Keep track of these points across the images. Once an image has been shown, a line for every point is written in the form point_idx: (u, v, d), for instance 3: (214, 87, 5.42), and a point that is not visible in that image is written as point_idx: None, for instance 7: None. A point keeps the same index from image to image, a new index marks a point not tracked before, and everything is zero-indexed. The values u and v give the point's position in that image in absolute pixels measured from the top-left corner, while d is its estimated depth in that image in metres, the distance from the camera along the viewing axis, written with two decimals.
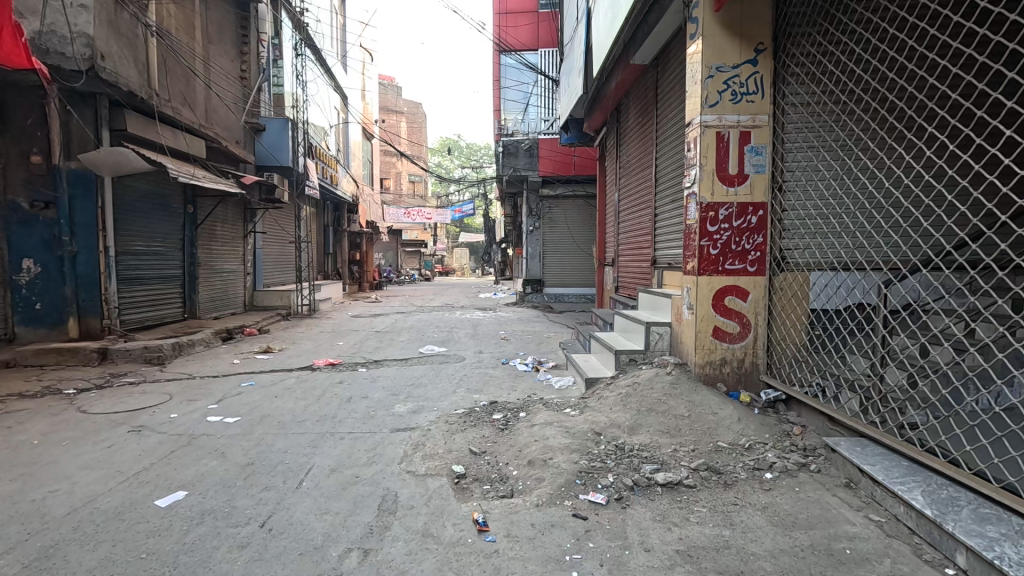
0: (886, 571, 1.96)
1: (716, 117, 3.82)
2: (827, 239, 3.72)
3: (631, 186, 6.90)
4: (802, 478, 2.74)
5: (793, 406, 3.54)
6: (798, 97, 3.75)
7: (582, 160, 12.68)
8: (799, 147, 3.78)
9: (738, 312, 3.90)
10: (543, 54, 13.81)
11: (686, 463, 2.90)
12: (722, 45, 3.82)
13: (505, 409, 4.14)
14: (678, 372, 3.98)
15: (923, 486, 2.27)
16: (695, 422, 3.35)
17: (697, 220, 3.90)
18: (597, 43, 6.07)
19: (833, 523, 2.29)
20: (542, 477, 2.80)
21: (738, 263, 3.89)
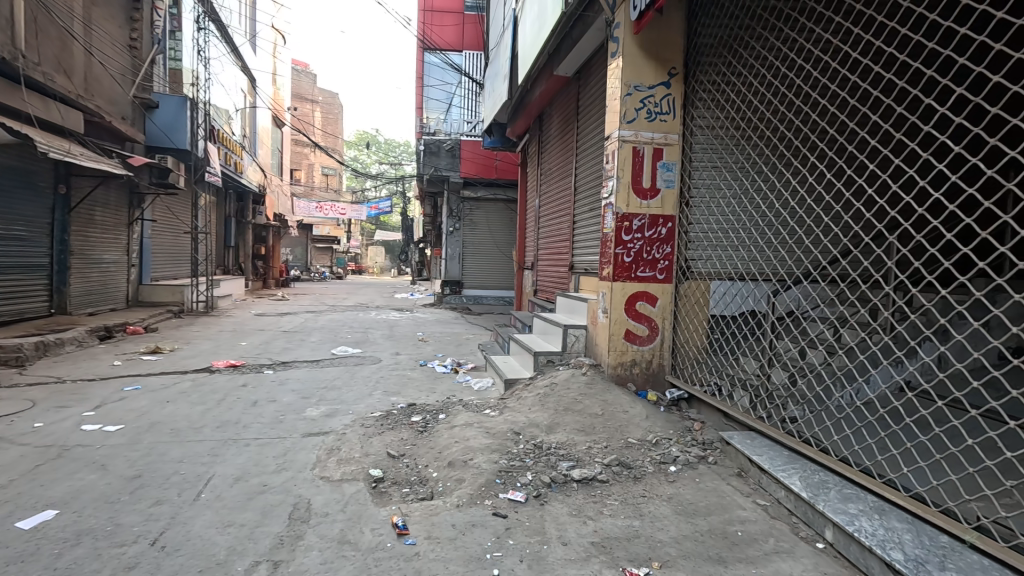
0: (771, 548, 2.20)
1: (633, 132, 4.07)
2: (726, 252, 4.10)
3: (551, 193, 7.11)
4: (701, 469, 2.99)
5: (694, 404, 3.85)
6: (704, 121, 4.09)
7: (505, 164, 12.93)
8: (704, 166, 4.14)
9: (648, 317, 4.17)
10: (468, 56, 13.85)
11: (600, 459, 3.05)
12: (640, 66, 4.08)
13: (424, 411, 4.09)
14: (592, 373, 4.17)
15: (801, 472, 2.59)
16: (608, 420, 3.53)
17: (613, 228, 4.12)
18: (523, 51, 6.20)
19: (727, 509, 2.53)
20: (462, 478, 2.81)
21: (649, 271, 4.16)
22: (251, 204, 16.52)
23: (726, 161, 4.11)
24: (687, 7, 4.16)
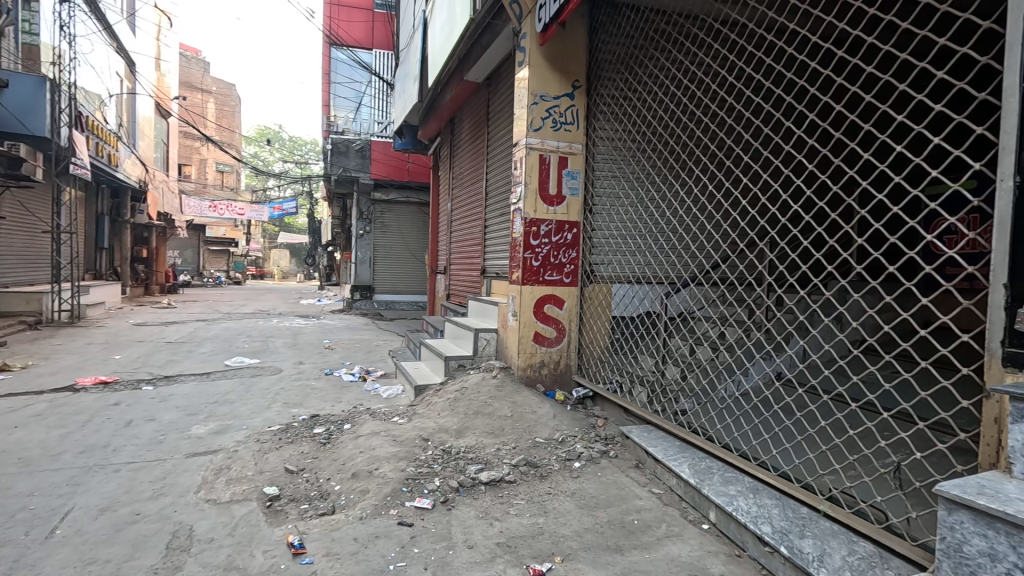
0: (662, 533, 2.36)
1: (539, 141, 4.19)
2: (626, 256, 4.34)
3: (463, 197, 7.12)
4: (602, 463, 3.14)
5: (598, 402, 4.03)
6: (605, 133, 4.32)
7: (417, 167, 12.73)
8: (606, 175, 4.35)
9: (555, 319, 4.31)
10: (378, 55, 13.54)
11: (509, 460, 3.09)
12: (545, 77, 4.21)
13: (328, 422, 3.89)
14: (503, 376, 4.23)
15: (689, 460, 2.81)
16: (516, 421, 3.59)
17: (521, 233, 4.21)
18: (432, 55, 6.17)
19: (626, 499, 2.68)
20: (366, 488, 2.72)
21: (556, 274, 4.30)
22: (129, 201, 14.80)
23: (626, 171, 4.35)
24: (588, 24, 4.36)
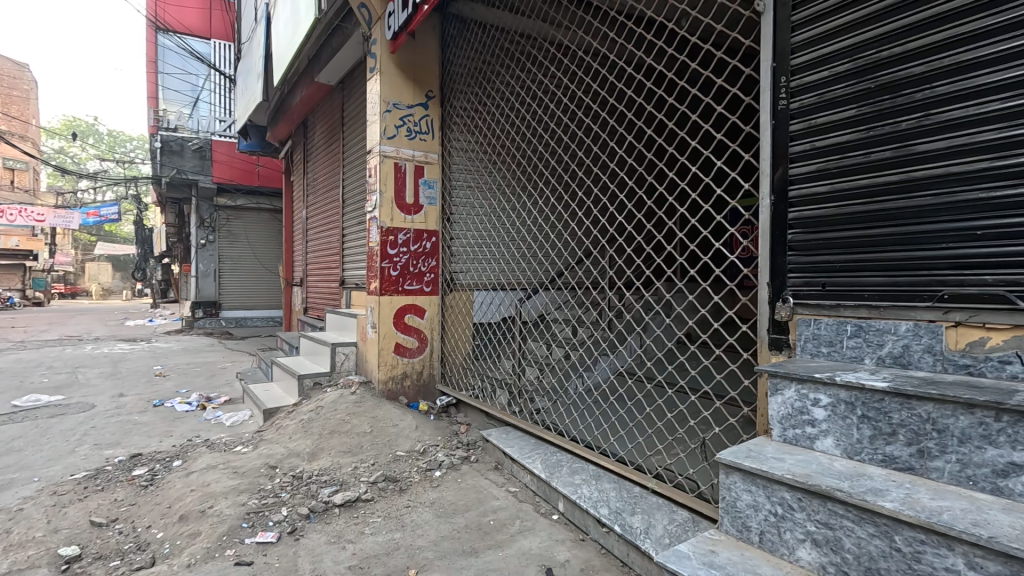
0: (516, 529, 2.47)
1: (394, 148, 4.13)
2: (485, 264, 4.46)
3: (318, 205, 6.75)
4: (462, 469, 3.18)
5: (461, 408, 4.09)
6: (460, 144, 4.41)
7: (268, 171, 11.78)
8: (462, 186, 4.44)
9: (416, 329, 4.27)
10: (217, 46, 12.24)
11: (366, 478, 2.99)
12: (397, 85, 4.18)
13: (152, 461, 3.40)
14: (362, 392, 4.07)
15: (542, 455, 2.98)
16: (376, 436, 3.49)
17: (378, 242, 4.10)
18: (276, 53, 5.76)
19: (483, 501, 2.75)
20: (196, 531, 2.43)
21: (416, 284, 4.27)
22: None
23: (482, 181, 4.48)
24: (439, 36, 4.42)
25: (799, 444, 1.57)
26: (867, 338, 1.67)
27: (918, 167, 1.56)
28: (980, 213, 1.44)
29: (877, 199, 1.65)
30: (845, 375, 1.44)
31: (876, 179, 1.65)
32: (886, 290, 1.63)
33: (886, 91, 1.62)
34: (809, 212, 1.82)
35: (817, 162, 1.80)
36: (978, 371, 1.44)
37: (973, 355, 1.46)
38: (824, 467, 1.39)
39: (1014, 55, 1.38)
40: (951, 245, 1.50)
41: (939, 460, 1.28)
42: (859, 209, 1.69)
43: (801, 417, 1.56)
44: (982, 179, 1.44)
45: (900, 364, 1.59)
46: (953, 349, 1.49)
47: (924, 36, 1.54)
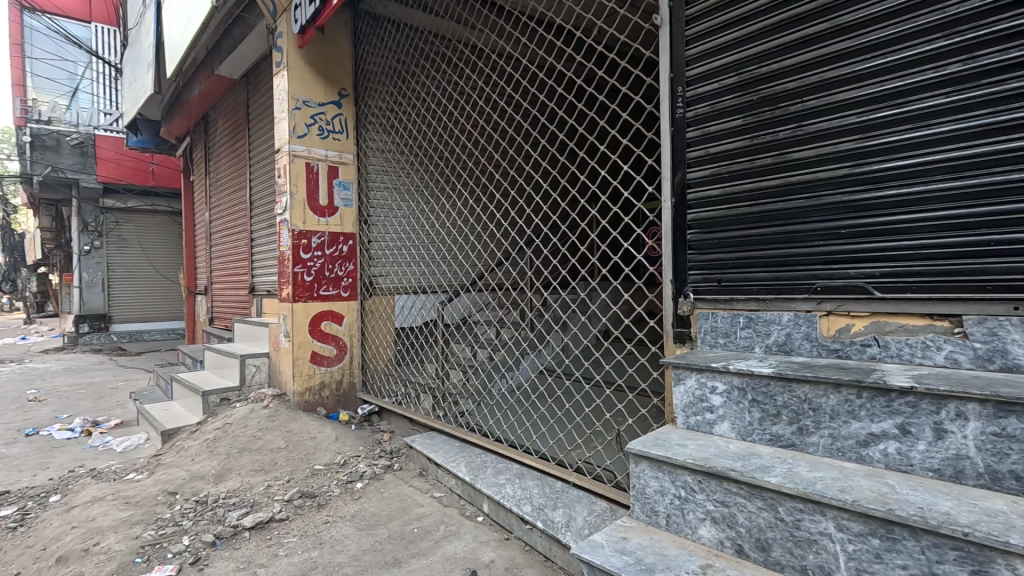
0: (441, 535, 2.44)
1: (305, 148, 3.94)
2: (405, 267, 4.36)
3: (222, 207, 6.28)
4: (385, 478, 3.09)
5: (384, 416, 3.97)
6: (376, 144, 4.28)
7: (164, 169, 10.76)
8: (379, 187, 4.31)
9: (334, 336, 4.10)
10: (98, 31, 11.07)
11: (280, 496, 2.82)
12: (307, 82, 3.98)
13: (24, 498, 2.99)
14: (275, 406, 3.84)
15: (467, 457, 2.97)
16: (292, 451, 3.30)
17: (289, 246, 3.88)
18: (169, 42, 5.29)
19: (407, 510, 2.69)
20: (78, 573, 2.16)
21: (332, 289, 4.09)
22: None
23: (399, 183, 4.38)
24: (351, 32, 4.27)
25: (699, 430, 1.68)
26: (756, 328, 1.83)
27: (794, 173, 1.72)
28: (844, 214, 1.62)
29: (761, 201, 1.81)
30: (737, 364, 1.56)
31: (760, 183, 1.81)
32: (769, 284, 1.80)
33: (766, 103, 1.78)
34: (705, 213, 1.97)
35: (711, 166, 1.94)
36: (845, 353, 1.62)
37: (841, 340, 1.64)
38: (721, 450, 1.50)
39: (867, 76, 1.56)
40: (823, 243, 1.67)
41: (815, 435, 1.43)
42: (746, 211, 1.85)
43: (701, 404, 1.67)
44: (845, 184, 1.62)
45: (784, 351, 1.75)
46: (826, 335, 1.67)
47: (796, 55, 1.70)
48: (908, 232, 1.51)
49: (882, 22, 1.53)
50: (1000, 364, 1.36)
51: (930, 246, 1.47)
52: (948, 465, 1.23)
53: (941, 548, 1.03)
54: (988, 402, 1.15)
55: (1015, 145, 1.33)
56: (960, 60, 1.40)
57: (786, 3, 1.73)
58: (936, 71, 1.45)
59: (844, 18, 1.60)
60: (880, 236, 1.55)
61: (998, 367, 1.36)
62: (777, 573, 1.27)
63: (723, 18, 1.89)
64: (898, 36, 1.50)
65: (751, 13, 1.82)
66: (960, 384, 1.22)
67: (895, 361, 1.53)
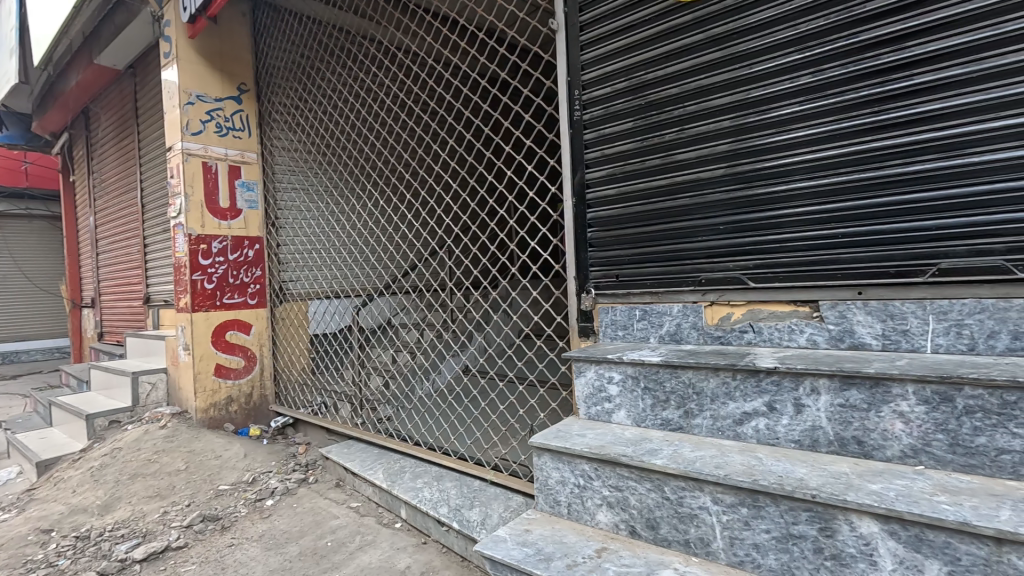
0: (356, 546, 2.37)
1: (201, 146, 3.66)
2: (318, 270, 4.11)
3: (110, 209, 5.70)
4: (299, 493, 2.95)
5: (299, 428, 3.78)
6: (282, 142, 4.05)
7: (38, 168, 9.59)
8: (286, 188, 4.07)
9: (241, 346, 3.85)
10: None
11: (178, 522, 2.60)
12: (200, 75, 3.70)
13: None
14: (175, 425, 3.55)
15: (385, 464, 2.89)
16: (192, 472, 3.07)
17: (186, 252, 3.60)
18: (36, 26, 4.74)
19: (321, 523, 2.58)
20: None
21: (237, 296, 3.85)
22: None
23: (309, 183, 4.14)
24: (250, 24, 4.03)
25: (600, 420, 1.76)
26: (650, 320, 1.94)
27: (680, 174, 1.84)
28: (726, 211, 1.75)
29: (652, 200, 1.92)
30: (630, 355, 1.65)
31: (651, 183, 1.91)
32: (660, 277, 1.91)
33: (654, 107, 1.89)
34: (602, 211, 2.06)
35: (607, 167, 2.03)
36: (726, 340, 1.76)
37: (723, 327, 1.78)
38: (616, 437, 1.57)
39: (739, 83, 1.69)
40: (707, 239, 1.80)
41: (698, 418, 1.53)
42: (640, 209, 1.95)
43: (600, 394, 1.75)
44: (725, 183, 1.74)
45: (675, 341, 1.87)
46: (710, 324, 1.81)
47: (679, 62, 1.82)
48: (778, 227, 1.65)
49: (751, 34, 1.65)
50: (850, 343, 1.53)
51: (796, 239, 1.62)
52: (806, 436, 1.36)
53: (796, 510, 1.15)
54: (835, 376, 1.29)
55: (859, 149, 1.49)
56: (811, 72, 1.55)
57: (668, 14, 1.84)
58: (793, 81, 1.58)
59: (717, 30, 1.72)
60: (756, 231, 1.69)
61: (847, 346, 1.53)
62: (664, 549, 1.35)
63: (614, 26, 1.98)
64: (764, 47, 1.63)
65: (638, 21, 1.92)
66: (814, 362, 1.37)
67: (767, 345, 1.68)
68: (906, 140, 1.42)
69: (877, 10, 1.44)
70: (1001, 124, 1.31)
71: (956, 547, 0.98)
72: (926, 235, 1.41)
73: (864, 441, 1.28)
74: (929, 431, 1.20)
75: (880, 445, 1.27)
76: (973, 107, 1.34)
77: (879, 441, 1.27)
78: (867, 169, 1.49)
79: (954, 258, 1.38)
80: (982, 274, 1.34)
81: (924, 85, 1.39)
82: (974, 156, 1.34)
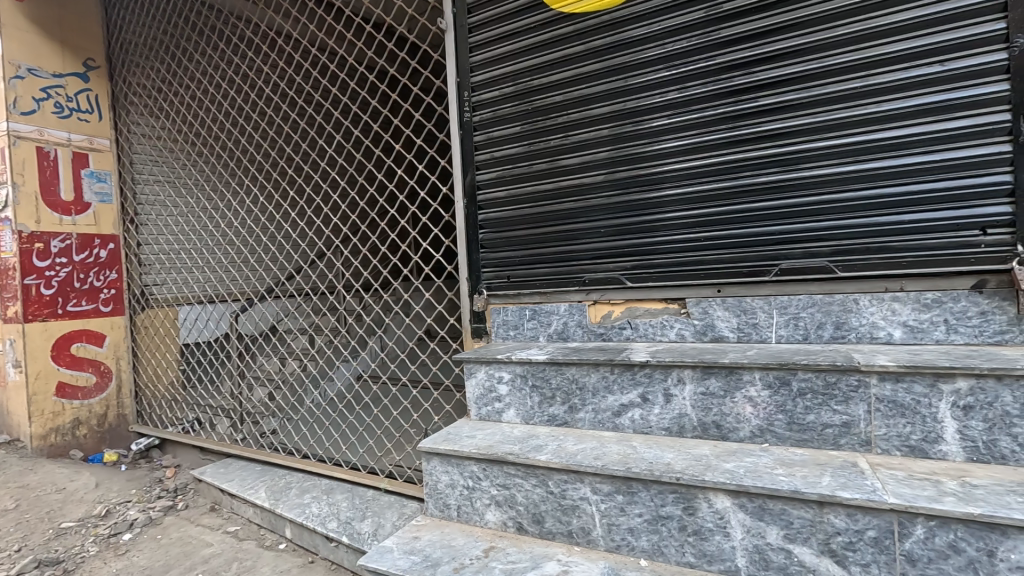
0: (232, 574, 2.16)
1: (34, 128, 3.11)
2: (187, 273, 3.67)
3: None
4: (165, 522, 2.63)
5: (168, 449, 3.39)
6: (141, 128, 3.59)
7: None
8: (147, 180, 3.60)
9: (91, 360, 3.35)
10: None
11: (4, 572, 2.19)
12: (34, 45, 3.14)
13: None
14: (2, 457, 2.99)
15: (268, 481, 2.67)
16: (26, 510, 2.61)
17: (15, 253, 3.02)
18: None
19: (192, 553, 2.32)
20: None
21: (86, 303, 3.34)
22: None
23: (176, 175, 3.69)
24: None
25: (490, 419, 1.77)
26: (540, 320, 1.99)
27: (565, 178, 1.91)
28: (606, 214, 1.85)
29: (540, 203, 1.97)
30: (518, 354, 1.69)
31: (539, 186, 1.97)
32: (549, 277, 1.97)
33: (540, 114, 1.94)
34: (492, 213, 2.08)
35: (496, 169, 2.06)
36: (608, 336, 1.86)
37: (605, 325, 1.87)
38: (504, 436, 1.59)
39: (618, 94, 1.79)
40: (591, 241, 1.89)
41: (582, 412, 1.60)
42: (528, 212, 2.00)
43: (490, 394, 1.76)
44: (605, 188, 1.84)
45: (562, 338, 1.94)
46: (593, 322, 1.90)
47: (562, 71, 1.89)
48: (653, 231, 1.78)
49: (628, 48, 1.76)
50: (711, 336, 1.69)
51: (668, 242, 1.75)
52: (675, 423, 1.48)
53: (664, 493, 1.24)
54: (697, 367, 1.42)
55: (719, 161, 1.65)
56: (676, 89, 1.69)
57: (551, 24, 1.90)
58: (662, 96, 1.72)
59: (597, 42, 1.82)
60: (635, 235, 1.81)
61: (710, 338, 1.69)
62: (549, 541, 1.40)
63: (499, 32, 2.01)
64: (639, 62, 1.75)
65: (523, 29, 1.96)
66: (680, 355, 1.49)
67: (643, 340, 1.80)
68: (755, 154, 1.60)
69: (731, 37, 1.61)
70: (826, 144, 1.52)
71: (789, 513, 1.12)
72: (770, 239, 1.61)
73: (722, 424, 1.42)
74: (772, 412, 1.37)
75: (734, 427, 1.41)
76: (805, 129, 1.54)
77: (733, 423, 1.41)
78: (725, 179, 1.65)
79: (792, 260, 1.58)
80: (812, 274, 1.55)
81: (769, 107, 1.57)
82: (806, 171, 1.55)
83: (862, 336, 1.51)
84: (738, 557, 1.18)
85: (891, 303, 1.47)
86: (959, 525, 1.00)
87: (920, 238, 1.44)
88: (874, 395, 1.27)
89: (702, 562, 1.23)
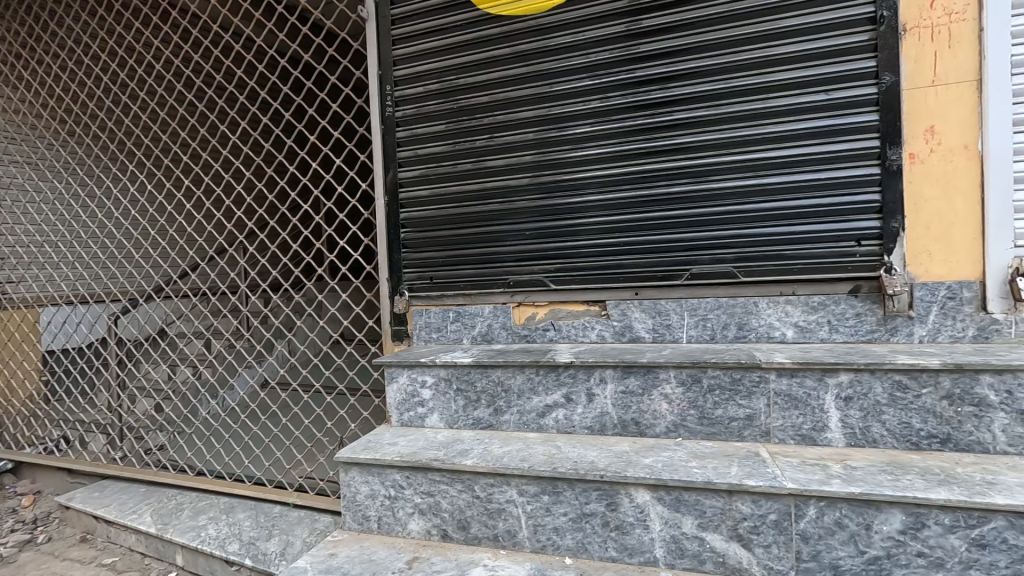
0: None
1: None
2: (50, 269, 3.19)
3: None
4: (21, 559, 2.26)
5: (25, 473, 2.91)
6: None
7: None
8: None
9: None
10: None
11: None
12: None
13: None
14: None
15: (153, 503, 2.38)
16: None
17: None
18: None
19: None
20: None
21: None
22: None
23: (38, 156, 3.20)
24: None
25: (412, 425, 1.71)
26: (463, 321, 1.96)
27: (490, 180, 1.90)
28: (531, 217, 1.87)
29: (464, 203, 1.95)
30: (442, 357, 1.65)
31: (463, 186, 1.94)
32: (473, 279, 1.95)
33: (465, 113, 1.92)
34: (415, 212, 2.02)
35: (419, 168, 2.00)
36: (532, 338, 1.88)
37: (530, 326, 1.89)
38: (428, 441, 1.55)
39: (544, 99, 1.81)
40: (517, 242, 1.89)
41: (507, 414, 1.60)
42: (452, 211, 1.97)
43: (413, 399, 1.70)
44: (529, 191, 1.86)
45: (486, 340, 1.93)
46: (518, 324, 1.91)
47: (488, 72, 1.88)
48: (576, 235, 1.82)
49: (553, 55, 1.79)
50: (630, 336, 1.76)
51: (590, 246, 1.80)
52: (597, 422, 1.52)
53: (588, 491, 1.27)
54: (618, 367, 1.48)
55: (638, 170, 1.73)
56: (599, 98, 1.75)
57: (477, 23, 1.89)
58: (586, 104, 1.76)
59: (524, 46, 1.82)
60: (559, 238, 1.84)
61: (628, 339, 1.76)
62: (475, 547, 1.38)
63: (424, 26, 1.96)
64: (564, 69, 1.78)
65: (448, 26, 1.93)
66: (602, 355, 1.54)
67: (566, 341, 1.84)
68: (670, 165, 1.70)
69: (648, 53, 1.69)
70: (733, 160, 1.65)
71: (702, 503, 1.20)
72: (682, 246, 1.71)
73: (640, 421, 1.49)
74: (685, 408, 1.45)
75: (651, 423, 1.48)
76: (716, 145, 1.65)
77: (650, 420, 1.48)
78: (642, 188, 1.73)
79: (701, 265, 1.69)
80: (719, 279, 1.67)
81: (681, 121, 1.67)
82: (715, 183, 1.66)
83: (761, 336, 1.65)
84: (657, 547, 1.24)
85: (785, 305, 1.62)
86: (843, 504, 1.12)
87: (808, 248, 1.61)
88: (773, 390, 1.39)
89: (623, 556, 1.27)
